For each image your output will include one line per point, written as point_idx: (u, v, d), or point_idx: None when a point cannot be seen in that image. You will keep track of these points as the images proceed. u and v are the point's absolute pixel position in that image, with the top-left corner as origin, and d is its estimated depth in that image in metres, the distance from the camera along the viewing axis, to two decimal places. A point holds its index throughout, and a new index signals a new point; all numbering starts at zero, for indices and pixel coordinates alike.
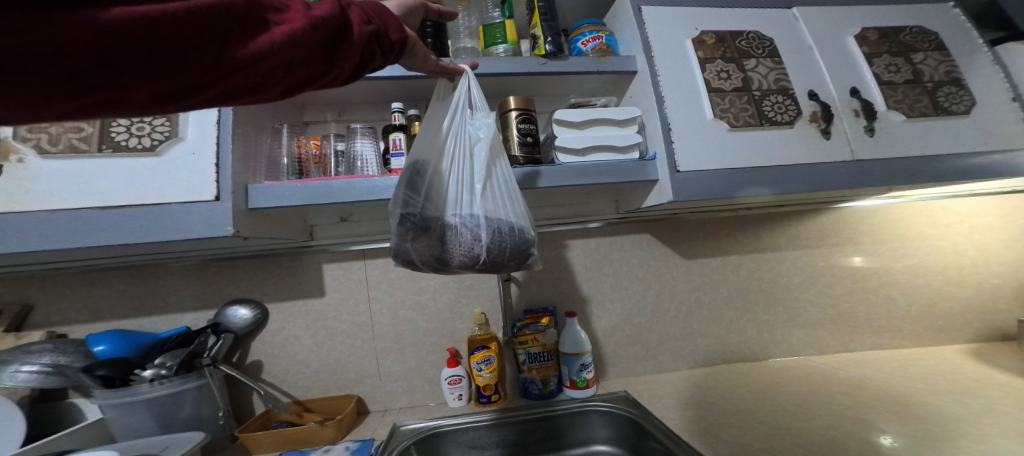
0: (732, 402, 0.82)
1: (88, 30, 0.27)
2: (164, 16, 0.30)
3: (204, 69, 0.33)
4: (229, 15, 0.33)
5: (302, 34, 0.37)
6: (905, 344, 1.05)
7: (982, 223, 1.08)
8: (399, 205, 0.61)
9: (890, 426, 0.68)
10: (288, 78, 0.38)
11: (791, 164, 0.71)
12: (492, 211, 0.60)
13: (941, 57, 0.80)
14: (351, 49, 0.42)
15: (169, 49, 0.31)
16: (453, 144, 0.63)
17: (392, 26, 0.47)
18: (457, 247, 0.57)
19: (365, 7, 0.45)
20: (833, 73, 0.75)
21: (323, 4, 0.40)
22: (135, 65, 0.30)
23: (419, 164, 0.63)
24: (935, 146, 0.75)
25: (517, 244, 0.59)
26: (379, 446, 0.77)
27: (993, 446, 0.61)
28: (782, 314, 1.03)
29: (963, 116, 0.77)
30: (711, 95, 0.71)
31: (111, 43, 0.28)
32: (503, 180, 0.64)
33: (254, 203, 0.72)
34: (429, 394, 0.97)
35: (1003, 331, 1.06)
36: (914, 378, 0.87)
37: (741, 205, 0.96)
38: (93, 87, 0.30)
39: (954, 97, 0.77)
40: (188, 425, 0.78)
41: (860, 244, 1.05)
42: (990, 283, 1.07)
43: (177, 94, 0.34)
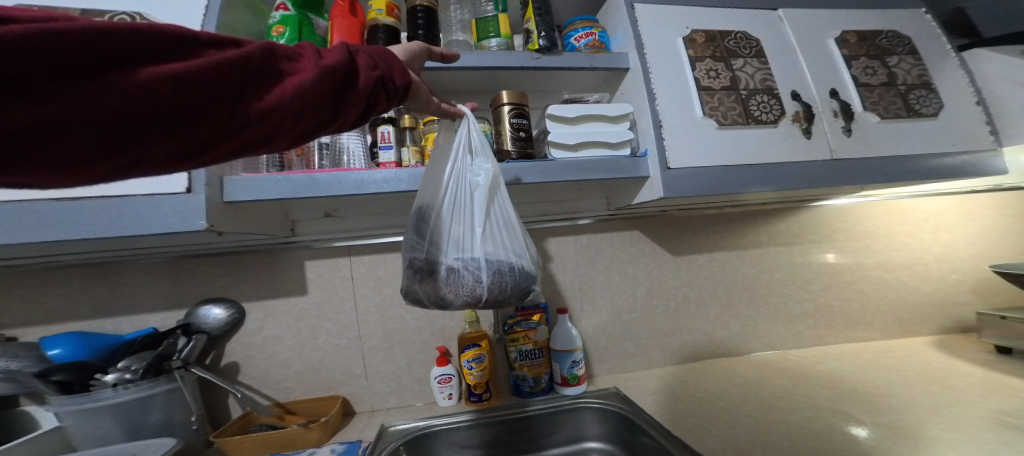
0: (720, 395, 0.84)
1: (122, 91, 0.31)
2: (187, 73, 0.34)
3: (221, 122, 0.37)
4: (245, 70, 0.38)
5: (310, 83, 0.41)
6: (876, 337, 1.11)
7: (945, 221, 1.16)
8: (406, 250, 0.64)
9: (868, 417, 0.72)
10: (299, 126, 0.42)
11: (777, 163, 0.74)
12: (492, 252, 0.59)
13: (913, 61, 0.86)
14: (356, 96, 0.46)
15: (191, 105, 0.34)
16: (454, 187, 0.63)
17: (397, 71, 0.50)
18: (458, 289, 0.57)
19: (371, 54, 0.49)
20: (815, 74, 0.79)
21: (332, 54, 0.45)
22: (158, 122, 0.34)
23: (422, 209, 0.64)
24: (908, 146, 0.80)
25: (517, 281, 0.59)
26: (367, 447, 0.75)
27: (962, 434, 0.65)
28: (763, 309, 1.07)
29: (932, 118, 0.82)
30: (701, 93, 0.74)
31: (140, 102, 0.32)
32: (503, 219, 0.64)
33: (231, 196, 0.68)
34: (417, 393, 0.95)
35: (963, 324, 1.13)
36: (886, 369, 0.92)
37: (727, 201, 0.99)
38: (122, 147, 0.33)
39: (925, 100, 0.83)
40: (158, 432, 0.73)
41: (835, 241, 1.11)
42: (953, 278, 1.14)
43: (198, 149, 0.37)
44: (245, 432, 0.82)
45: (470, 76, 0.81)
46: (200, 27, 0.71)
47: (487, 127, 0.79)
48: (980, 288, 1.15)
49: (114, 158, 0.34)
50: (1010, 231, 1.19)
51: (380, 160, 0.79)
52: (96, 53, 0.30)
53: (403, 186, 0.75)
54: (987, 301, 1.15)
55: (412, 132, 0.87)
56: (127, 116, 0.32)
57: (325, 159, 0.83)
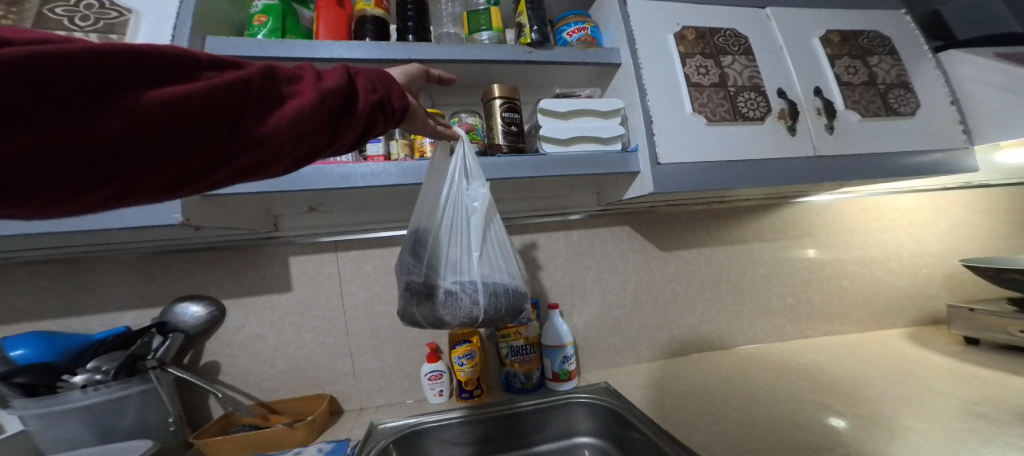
0: (706, 389, 0.86)
1: (118, 117, 0.30)
2: (187, 97, 0.33)
3: (219, 147, 0.36)
4: (245, 93, 0.37)
5: (311, 107, 0.42)
6: (852, 330, 1.15)
7: (918, 218, 1.20)
8: (404, 272, 0.65)
9: (846, 408, 0.75)
10: (297, 151, 0.42)
11: (763, 159, 0.76)
12: (488, 275, 0.61)
13: (893, 61, 0.89)
14: (354, 119, 0.46)
15: (191, 131, 0.33)
16: (450, 211, 0.63)
17: (395, 94, 0.52)
18: (455, 311, 0.58)
19: (371, 78, 0.50)
20: (800, 72, 0.82)
21: (332, 76, 0.46)
22: (154, 149, 0.32)
23: (418, 233, 0.66)
24: (886, 143, 0.83)
25: (511, 302, 0.61)
26: (355, 447, 0.73)
27: (933, 424, 0.68)
28: (747, 304, 1.09)
29: (909, 117, 0.86)
30: (691, 90, 0.75)
31: (138, 129, 0.31)
32: (498, 241, 0.65)
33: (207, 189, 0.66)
34: (407, 391, 0.94)
35: (933, 316, 1.19)
36: (862, 361, 0.96)
37: (714, 197, 1.02)
38: (112, 177, 0.31)
39: (903, 99, 0.86)
40: (132, 434, 0.71)
41: (815, 237, 1.14)
42: (924, 272, 1.20)
43: (192, 176, 0.36)
44: (227, 433, 0.79)
45: (462, 70, 0.81)
46: (177, 12, 0.68)
47: (477, 121, 0.79)
48: (949, 282, 1.21)
49: (103, 189, 0.32)
50: (978, 227, 1.25)
51: (368, 154, 0.78)
52: (94, 77, 0.29)
53: (392, 180, 0.73)
54: (956, 294, 1.21)
55: None
56: (123, 143, 0.30)
57: None
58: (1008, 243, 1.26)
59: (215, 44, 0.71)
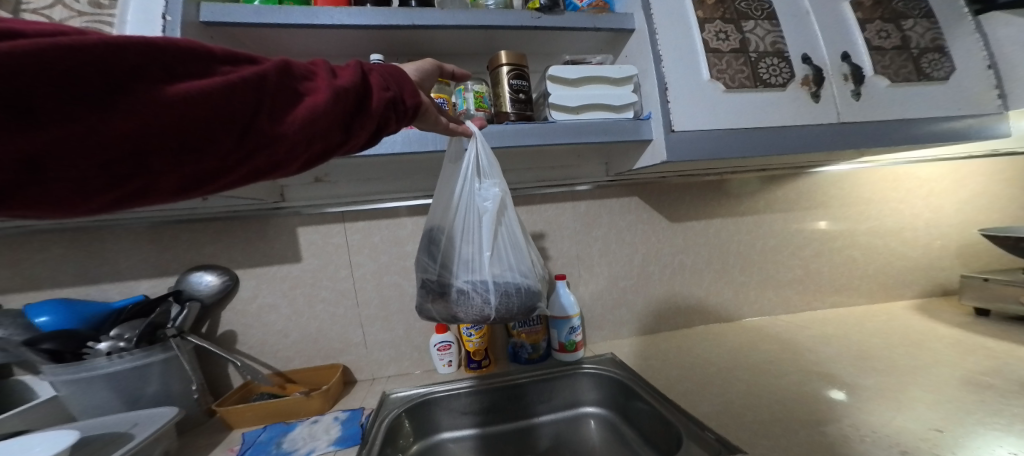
0: (713, 360, 0.87)
1: (131, 116, 0.30)
2: (200, 94, 0.33)
3: (232, 148, 0.36)
4: (260, 90, 0.37)
5: (326, 106, 0.42)
6: (860, 301, 1.15)
7: (938, 187, 1.17)
8: (419, 270, 0.66)
9: (851, 379, 0.76)
10: (311, 151, 0.42)
11: (782, 126, 0.73)
12: (500, 275, 0.61)
13: (928, 24, 0.84)
14: (367, 119, 0.47)
15: (203, 130, 0.34)
16: (463, 209, 0.63)
17: (408, 91, 0.52)
18: (468, 309, 0.61)
19: (384, 75, 0.51)
20: (827, 37, 0.77)
21: (346, 73, 0.47)
22: (166, 150, 0.32)
23: (432, 231, 0.66)
24: (914, 110, 0.80)
25: (524, 301, 0.62)
26: (370, 415, 0.76)
27: (940, 394, 0.69)
28: (755, 275, 1.09)
29: (941, 82, 0.82)
30: (709, 56, 0.71)
31: (150, 128, 0.31)
32: (510, 239, 0.64)
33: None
34: (417, 361, 0.96)
35: (944, 287, 1.18)
36: (869, 333, 0.96)
37: (726, 167, 0.99)
38: (122, 177, 0.31)
39: (936, 64, 0.82)
40: (157, 401, 0.74)
41: (829, 208, 1.12)
42: (939, 243, 1.18)
43: (204, 176, 0.36)
44: (247, 401, 0.82)
45: (465, 36, 0.78)
46: None
47: (484, 89, 0.77)
48: (963, 254, 1.19)
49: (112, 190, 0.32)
50: (999, 197, 1.21)
51: None
52: (103, 73, 0.29)
53: (397, 148, 0.71)
54: (969, 265, 1.19)
55: None
56: (137, 143, 0.31)
57: None
58: None
59: (211, 18, 0.68)
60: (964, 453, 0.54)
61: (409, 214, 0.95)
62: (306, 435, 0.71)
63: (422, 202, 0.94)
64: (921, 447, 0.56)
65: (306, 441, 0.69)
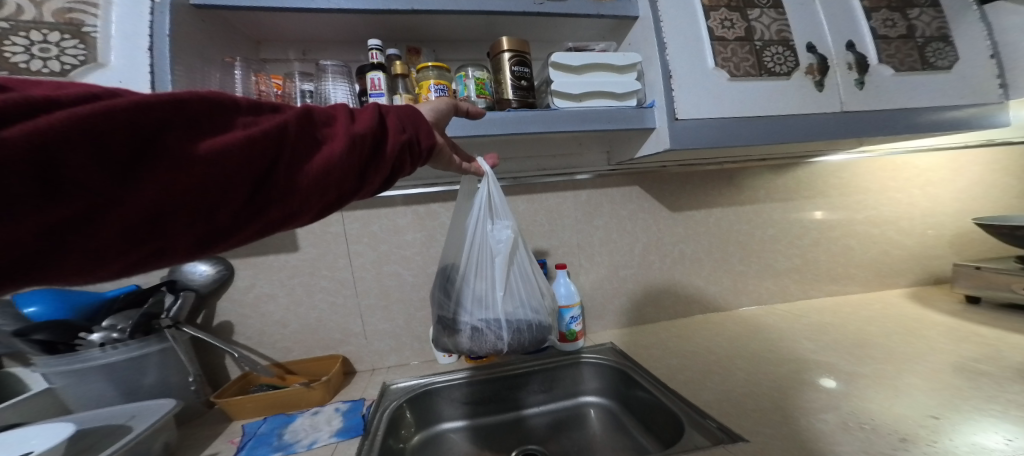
0: (712, 349, 0.88)
1: (155, 181, 0.31)
2: (222, 152, 0.34)
3: (247, 203, 0.36)
4: (281, 143, 0.38)
5: (343, 154, 0.42)
6: (855, 290, 1.17)
7: (934, 177, 1.19)
8: (436, 306, 0.71)
9: (848, 367, 0.77)
10: (326, 200, 0.42)
11: (786, 115, 0.73)
12: (512, 312, 0.66)
13: (934, 13, 0.84)
14: (383, 162, 0.47)
15: (222, 188, 0.34)
16: (477, 248, 0.66)
17: (424, 132, 0.52)
18: (482, 344, 0.65)
19: (402, 116, 0.51)
20: (833, 25, 0.76)
21: (363, 117, 0.47)
22: (187, 210, 0.32)
23: (448, 270, 0.71)
24: (917, 99, 0.80)
25: (535, 335, 0.67)
26: (371, 405, 0.76)
27: (935, 381, 0.70)
28: (753, 265, 1.10)
29: (945, 71, 0.82)
30: (714, 43, 0.71)
31: (172, 187, 0.31)
32: (522, 274, 0.68)
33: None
34: (417, 351, 0.96)
35: (937, 276, 1.21)
36: (863, 321, 0.98)
37: (729, 157, 0.99)
38: (140, 241, 0.31)
39: (941, 53, 0.82)
40: (155, 392, 0.73)
41: (827, 197, 1.13)
42: (933, 231, 1.20)
43: (220, 233, 0.36)
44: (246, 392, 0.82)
45: (466, 21, 0.77)
46: None
47: (484, 75, 0.77)
48: (958, 243, 1.21)
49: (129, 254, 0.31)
50: (995, 186, 1.23)
51: None
52: (134, 135, 0.30)
53: None
54: (962, 254, 1.21)
55: (405, 79, 0.80)
56: (158, 204, 0.31)
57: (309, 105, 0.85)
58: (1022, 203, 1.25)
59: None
60: (959, 440, 0.56)
61: (407, 203, 0.93)
62: (307, 426, 0.70)
63: (421, 190, 0.93)
64: (919, 434, 0.57)
65: (308, 432, 0.69)
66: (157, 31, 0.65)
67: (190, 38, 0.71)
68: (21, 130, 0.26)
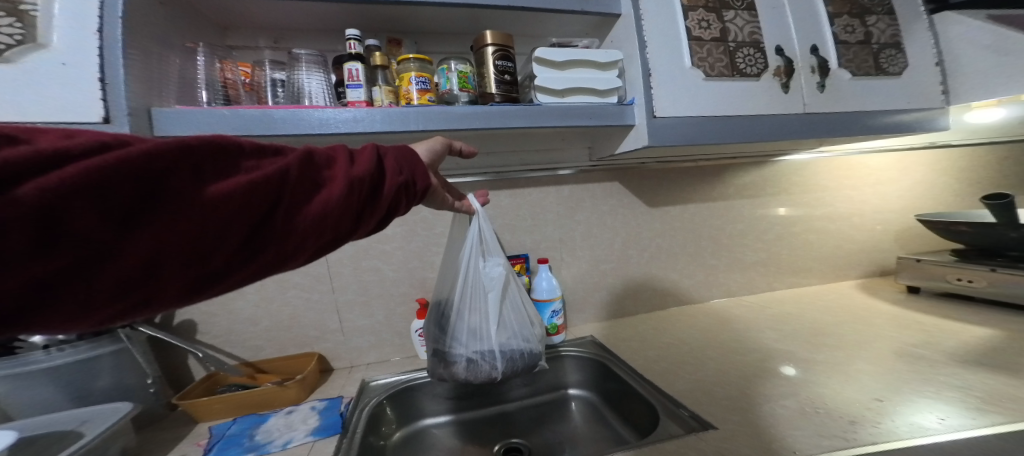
0: (686, 340, 0.92)
1: (153, 230, 0.32)
2: (220, 200, 0.35)
3: (239, 248, 0.37)
4: (279, 187, 0.39)
5: (339, 197, 0.43)
6: (813, 281, 1.26)
7: (883, 177, 1.29)
8: (431, 340, 0.76)
9: (807, 354, 0.83)
10: (318, 242, 0.43)
11: (755, 115, 0.78)
12: (505, 343, 0.71)
13: (889, 21, 0.91)
14: (380, 203, 0.48)
15: (217, 234, 0.35)
16: (470, 283, 0.71)
17: (419, 174, 0.53)
18: (477, 374, 0.70)
19: (399, 158, 0.52)
20: (800, 30, 0.81)
21: (363, 159, 0.48)
22: (182, 256, 0.34)
23: (441, 306, 0.76)
24: (871, 103, 0.87)
25: (527, 362, 0.73)
26: (350, 403, 0.74)
27: (881, 366, 0.76)
28: (724, 258, 1.16)
29: (896, 77, 0.90)
30: (692, 43, 0.74)
31: (170, 235, 0.33)
32: (513, 306, 0.74)
33: (162, 131, 0.65)
34: (398, 347, 0.94)
35: (884, 268, 1.31)
36: (820, 310, 1.05)
37: (703, 154, 1.03)
38: (134, 288, 0.33)
39: (892, 60, 0.90)
40: (109, 396, 0.69)
41: (790, 195, 1.20)
42: (881, 227, 1.30)
43: (212, 277, 0.37)
44: (212, 393, 0.77)
45: (449, 13, 0.77)
46: None
47: (468, 68, 0.78)
48: (903, 237, 1.32)
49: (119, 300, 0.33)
50: (935, 185, 1.35)
51: (349, 99, 0.74)
52: (137, 185, 0.32)
53: (376, 126, 0.71)
54: (906, 247, 1.32)
55: (385, 71, 0.79)
56: (154, 252, 0.32)
57: (280, 94, 0.82)
58: (958, 201, 1.38)
59: None
60: (900, 420, 0.61)
61: None
62: (281, 426, 0.67)
63: None
64: (866, 416, 0.62)
65: (282, 432, 0.66)
66: (106, 11, 0.60)
67: (144, 20, 0.67)
68: (32, 186, 0.27)
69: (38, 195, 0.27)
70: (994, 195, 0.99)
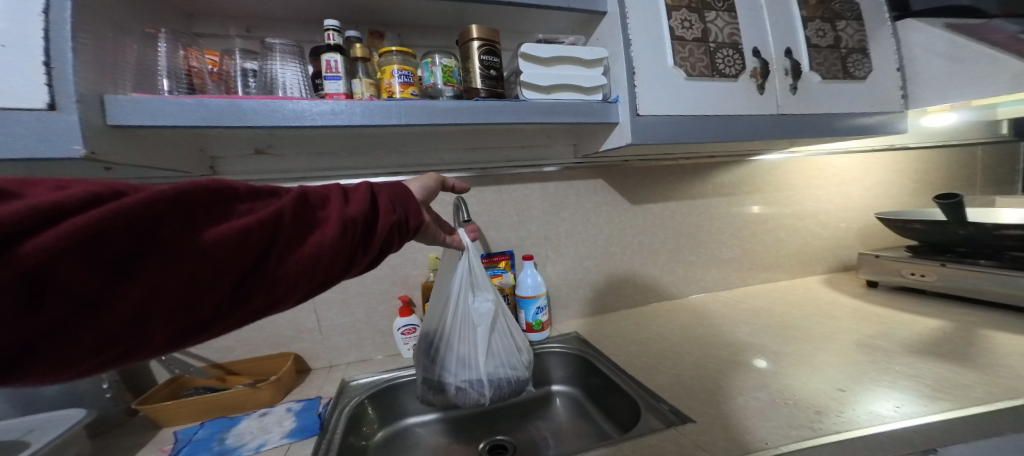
0: (666, 335, 0.94)
1: (146, 279, 0.36)
2: (214, 246, 0.39)
3: (229, 292, 0.41)
4: (271, 232, 0.44)
5: (329, 238, 0.47)
6: (783, 276, 1.32)
7: (847, 177, 1.36)
8: (420, 369, 0.75)
9: (777, 347, 0.87)
10: (306, 285, 0.46)
11: (732, 115, 0.81)
12: (494, 372, 0.71)
13: (858, 26, 0.96)
14: (369, 243, 0.52)
15: (208, 281, 0.39)
16: (460, 314, 0.72)
17: (409, 212, 0.57)
18: (465, 400, 0.71)
19: (388, 198, 0.56)
20: (775, 33, 0.85)
21: (354, 200, 0.53)
22: (172, 302, 0.37)
23: (430, 336, 0.74)
24: (838, 106, 0.92)
25: (515, 388, 0.73)
26: (328, 403, 0.73)
27: (844, 357, 0.81)
28: (702, 255, 1.19)
29: (861, 81, 0.95)
30: (674, 43, 0.76)
31: (162, 283, 0.37)
32: (502, 333, 0.74)
33: (115, 119, 0.61)
34: (379, 346, 0.91)
35: (847, 263, 1.39)
36: (789, 304, 1.11)
37: (684, 152, 1.06)
38: (125, 336, 0.36)
39: (859, 64, 0.95)
40: (60, 403, 0.67)
41: (763, 194, 1.25)
42: (845, 225, 1.37)
43: (202, 322, 0.41)
44: (177, 397, 0.74)
45: (435, 6, 0.76)
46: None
47: (453, 63, 0.77)
48: (864, 235, 1.40)
49: (111, 348, 0.36)
50: (892, 185, 1.44)
51: (327, 91, 0.71)
52: (134, 237, 0.35)
53: (356, 119, 0.68)
54: (866, 243, 1.41)
55: (365, 63, 0.77)
56: (147, 301, 0.36)
57: (252, 85, 0.78)
58: (912, 199, 1.48)
59: None
60: (859, 408, 0.64)
61: None
62: (254, 429, 0.66)
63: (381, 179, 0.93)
64: (830, 406, 0.65)
65: (255, 435, 0.65)
66: None
67: (99, 1, 0.61)
68: (31, 243, 0.30)
69: (37, 252, 0.30)
70: (946, 195, 1.05)
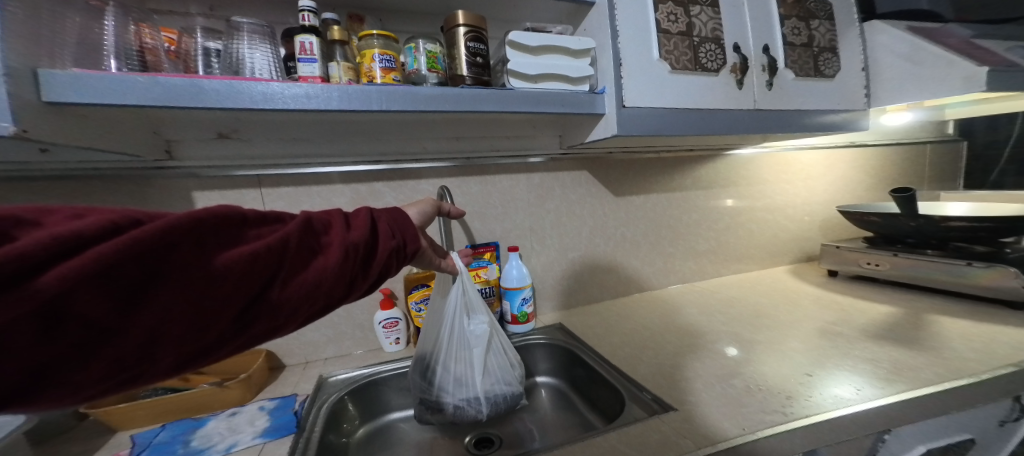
0: (647, 325, 0.96)
1: (154, 307, 0.36)
2: (221, 273, 0.39)
3: (233, 319, 0.41)
4: (277, 258, 0.44)
5: (333, 264, 0.47)
6: (753, 267, 1.39)
7: (811, 173, 1.45)
8: (415, 389, 0.73)
9: (749, 334, 0.91)
10: (308, 311, 0.46)
11: (712, 109, 0.84)
12: (491, 389, 0.71)
13: (829, 26, 1.02)
14: (370, 268, 0.52)
15: (214, 308, 0.39)
16: (456, 335, 0.71)
17: (409, 237, 0.57)
18: (463, 418, 0.69)
19: (390, 223, 0.56)
20: (754, 29, 0.89)
21: (358, 225, 0.53)
22: (178, 330, 0.38)
23: (425, 358, 0.72)
24: (808, 103, 0.98)
25: (511, 403, 0.73)
26: (305, 401, 0.69)
27: (809, 343, 0.86)
28: (680, 246, 1.23)
29: (829, 79, 1.01)
30: (660, 36, 0.78)
31: (170, 311, 0.37)
32: (499, 350, 0.74)
33: (52, 96, 0.54)
34: (359, 341, 0.88)
35: (810, 254, 1.48)
36: (759, 294, 1.17)
37: (666, 145, 1.09)
38: (129, 363, 0.36)
39: (829, 63, 1.01)
40: None
41: (736, 188, 1.31)
42: (809, 218, 1.46)
43: (204, 349, 0.40)
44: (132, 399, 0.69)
45: None
46: None
47: (438, 49, 0.74)
48: (826, 228, 1.50)
49: (114, 377, 0.36)
50: (850, 180, 1.55)
51: (301, 75, 0.67)
52: (143, 266, 0.35)
53: (333, 104, 0.65)
54: (828, 235, 1.50)
55: (344, 47, 0.73)
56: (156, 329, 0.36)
57: (215, 65, 0.73)
58: (867, 194, 1.60)
59: None
60: (823, 391, 0.68)
61: (343, 182, 0.90)
62: (222, 430, 0.61)
63: (359, 168, 0.90)
64: (798, 390, 0.69)
65: (224, 436, 0.60)
66: None
67: None
68: (47, 275, 0.31)
69: (52, 284, 0.31)
70: (901, 189, 1.13)
